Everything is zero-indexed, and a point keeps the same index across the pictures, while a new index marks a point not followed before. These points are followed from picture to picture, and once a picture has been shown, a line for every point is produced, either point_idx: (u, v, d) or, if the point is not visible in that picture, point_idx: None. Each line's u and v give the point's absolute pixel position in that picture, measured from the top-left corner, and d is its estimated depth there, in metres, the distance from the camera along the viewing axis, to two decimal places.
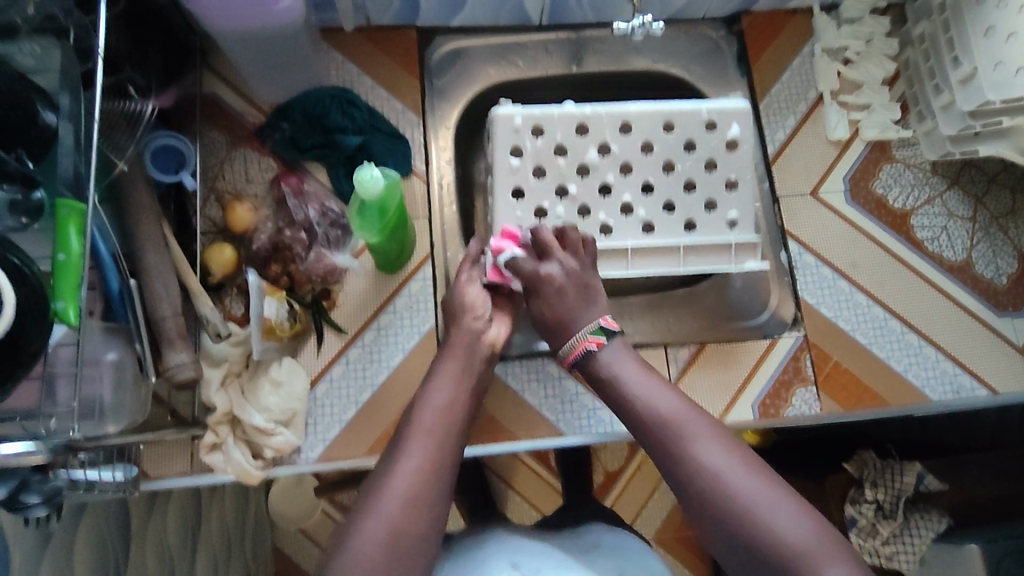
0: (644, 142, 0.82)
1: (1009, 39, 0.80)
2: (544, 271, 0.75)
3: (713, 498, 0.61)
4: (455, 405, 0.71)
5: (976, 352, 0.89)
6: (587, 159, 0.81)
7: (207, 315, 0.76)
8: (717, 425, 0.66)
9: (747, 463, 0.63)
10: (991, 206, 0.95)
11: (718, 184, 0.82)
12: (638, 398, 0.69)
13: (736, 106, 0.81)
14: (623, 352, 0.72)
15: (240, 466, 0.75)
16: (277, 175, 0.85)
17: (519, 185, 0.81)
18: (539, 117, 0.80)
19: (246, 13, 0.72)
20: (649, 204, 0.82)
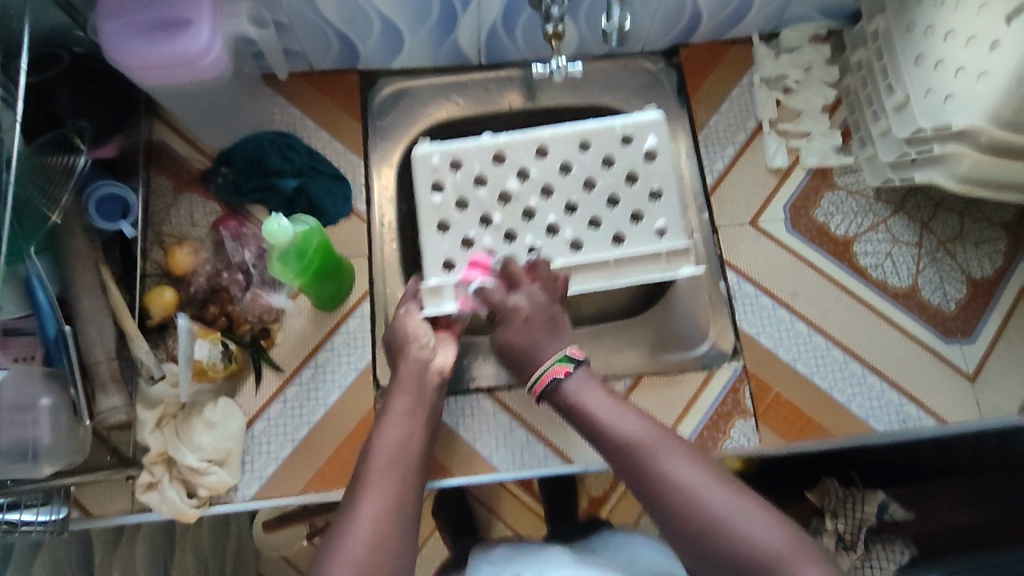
0: (561, 162, 0.85)
1: (938, 66, 0.79)
2: (512, 301, 0.78)
3: (687, 514, 0.62)
4: (412, 440, 0.72)
5: (922, 381, 0.88)
6: (507, 185, 0.85)
7: (141, 358, 0.78)
8: (680, 441, 0.68)
9: (711, 475, 0.65)
10: (938, 231, 0.93)
11: (641, 197, 0.84)
12: (605, 424, 0.70)
13: (649, 118, 0.84)
14: (588, 380, 0.74)
15: (174, 505, 0.77)
16: (218, 219, 0.87)
17: (444, 219, 0.84)
18: (456, 152, 0.84)
19: (165, 71, 0.73)
20: (575, 223, 0.84)
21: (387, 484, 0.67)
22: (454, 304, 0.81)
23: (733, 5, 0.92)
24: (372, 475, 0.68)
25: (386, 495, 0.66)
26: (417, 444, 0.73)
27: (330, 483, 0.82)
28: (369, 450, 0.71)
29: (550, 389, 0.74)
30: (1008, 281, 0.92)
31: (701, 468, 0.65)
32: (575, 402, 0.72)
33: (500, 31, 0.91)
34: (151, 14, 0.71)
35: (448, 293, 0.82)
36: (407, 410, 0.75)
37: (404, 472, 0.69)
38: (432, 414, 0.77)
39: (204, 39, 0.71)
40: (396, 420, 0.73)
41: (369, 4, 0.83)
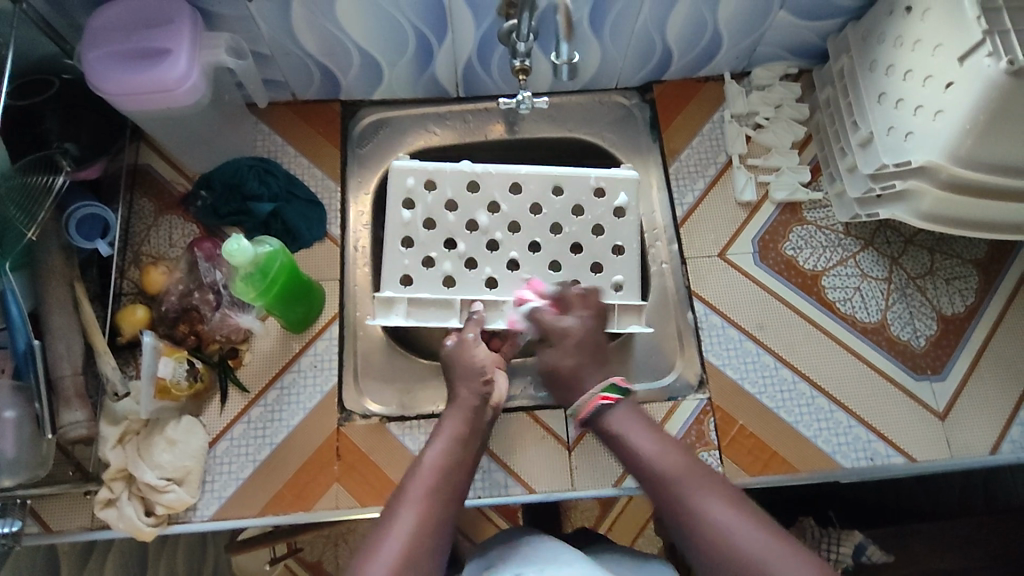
0: (532, 201, 0.87)
1: (899, 104, 0.81)
2: (565, 323, 0.77)
3: (723, 555, 0.62)
4: (461, 465, 0.71)
5: (891, 417, 0.87)
6: (475, 216, 0.87)
7: (107, 374, 0.80)
8: (721, 481, 0.67)
9: (754, 518, 0.63)
10: (907, 266, 0.94)
11: (603, 248, 0.88)
12: (648, 456, 0.69)
13: (624, 176, 0.87)
14: (630, 412, 0.72)
15: (131, 522, 0.77)
16: (194, 240, 0.89)
17: (409, 235, 0.86)
18: (432, 172, 0.86)
19: (142, 97, 0.76)
20: (534, 262, 0.87)
21: (428, 515, 0.65)
22: (404, 319, 0.83)
23: (702, 44, 0.94)
24: (410, 497, 0.66)
25: (426, 529, 0.64)
26: (467, 467, 0.72)
27: (289, 505, 0.81)
28: (409, 474, 0.69)
29: (595, 416, 0.72)
30: (979, 318, 0.91)
31: (746, 512, 0.64)
32: (616, 431, 0.71)
33: (475, 65, 0.94)
34: (134, 44, 0.75)
35: (400, 307, 0.84)
36: (462, 435, 0.72)
37: (445, 499, 0.67)
38: (481, 438, 0.75)
39: (181, 67, 0.75)
40: (444, 443, 0.71)
41: (347, 37, 0.86)
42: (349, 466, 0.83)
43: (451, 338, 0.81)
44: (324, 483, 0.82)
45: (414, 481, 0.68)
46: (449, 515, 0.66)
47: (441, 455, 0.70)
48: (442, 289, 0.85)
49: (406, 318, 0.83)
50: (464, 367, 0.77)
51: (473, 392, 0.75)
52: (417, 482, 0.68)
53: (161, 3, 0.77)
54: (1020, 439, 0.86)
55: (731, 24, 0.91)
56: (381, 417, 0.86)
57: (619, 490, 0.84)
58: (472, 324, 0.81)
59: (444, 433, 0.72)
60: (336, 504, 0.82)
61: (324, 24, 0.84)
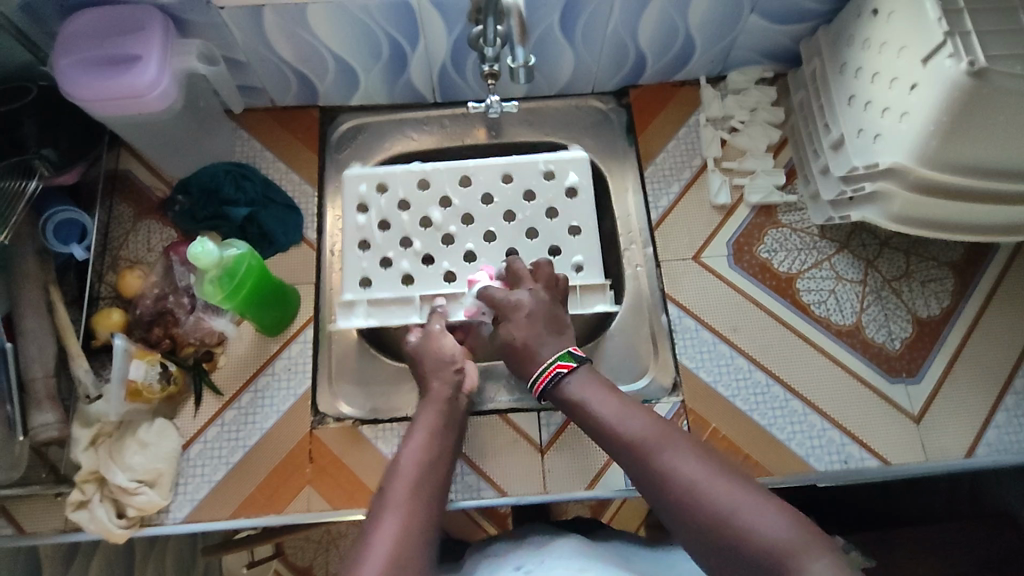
0: (482, 192, 0.89)
1: (866, 106, 0.81)
2: (515, 297, 0.78)
3: (690, 508, 0.61)
4: (440, 458, 0.71)
5: (865, 420, 0.87)
6: (428, 212, 0.88)
7: (80, 377, 0.80)
8: (685, 436, 0.66)
9: (718, 470, 0.62)
10: (883, 269, 0.93)
11: (557, 228, 0.87)
12: (610, 420, 0.69)
13: (572, 156, 0.88)
14: (591, 378, 0.73)
15: (102, 524, 0.78)
16: (170, 245, 0.90)
17: (366, 239, 0.87)
18: (383, 176, 0.88)
19: (114, 104, 0.78)
20: (491, 253, 0.87)
21: (417, 501, 0.66)
22: (364, 318, 0.83)
23: (675, 48, 0.95)
24: (394, 494, 0.66)
25: (420, 514, 0.65)
26: (445, 460, 0.72)
27: (261, 507, 0.82)
28: (391, 470, 0.69)
29: (553, 385, 0.74)
30: (955, 321, 0.91)
31: (710, 466, 0.63)
32: (578, 399, 0.72)
33: (450, 70, 0.95)
34: (104, 51, 0.76)
35: (360, 308, 0.84)
36: (437, 428, 0.73)
37: (434, 487, 0.68)
38: (458, 431, 0.75)
39: (151, 74, 0.76)
40: (426, 432, 0.72)
41: (321, 44, 0.88)
42: (321, 469, 0.84)
43: (415, 333, 0.81)
44: (296, 486, 0.83)
45: (404, 468, 0.69)
46: (434, 510, 0.66)
47: (424, 443, 0.71)
48: (401, 286, 0.85)
49: (367, 317, 0.83)
50: (433, 358, 0.78)
51: (446, 382, 0.76)
52: (408, 468, 0.69)
53: (133, 11, 0.78)
54: (995, 442, 0.86)
55: (702, 28, 0.91)
56: (354, 420, 0.86)
57: (591, 493, 0.83)
58: (434, 315, 0.82)
59: (420, 428, 0.73)
60: (308, 507, 0.82)
61: (297, 31, 0.85)
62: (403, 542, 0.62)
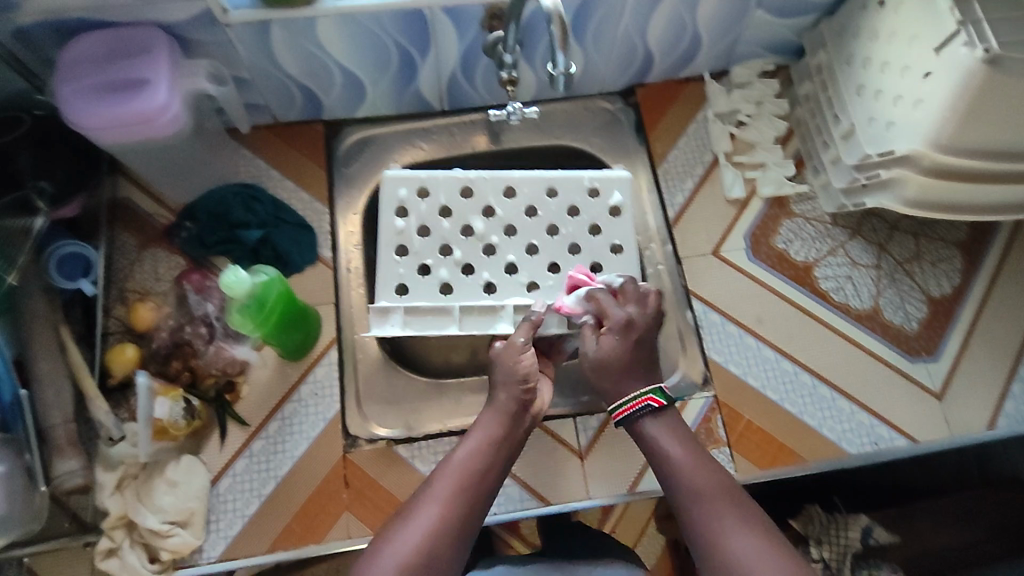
0: (526, 205, 0.87)
1: (878, 95, 0.83)
2: (624, 313, 0.75)
3: (732, 575, 0.62)
4: (487, 471, 0.69)
5: (892, 402, 0.89)
6: (470, 221, 0.86)
7: (100, 419, 0.76)
8: (750, 505, 0.67)
9: (771, 543, 0.63)
10: (895, 252, 0.96)
11: (601, 246, 0.85)
12: (680, 465, 0.70)
13: (617, 175, 0.87)
14: (672, 423, 0.73)
15: (135, 570, 0.74)
16: (181, 273, 0.86)
17: (403, 244, 0.84)
18: (424, 180, 0.85)
19: (120, 131, 0.74)
20: (532, 266, 0.85)
21: (450, 515, 0.65)
22: (401, 328, 0.80)
23: (682, 45, 0.95)
24: (421, 514, 0.65)
25: (452, 522, 0.65)
26: (495, 472, 0.70)
27: (298, 538, 0.79)
28: (428, 486, 0.68)
29: (633, 419, 0.74)
30: (966, 298, 0.94)
31: (767, 537, 0.64)
32: (652, 436, 0.73)
33: (459, 77, 0.93)
34: (108, 76, 0.72)
35: (396, 316, 0.81)
36: (491, 439, 0.71)
37: (476, 496, 0.67)
38: (517, 443, 0.73)
39: (162, 98, 0.73)
40: (478, 441, 0.71)
41: (328, 56, 0.85)
42: (358, 493, 0.81)
43: (501, 343, 0.78)
44: (333, 513, 0.80)
45: (443, 477, 0.68)
46: (464, 525, 0.65)
47: (473, 454, 0.70)
48: (440, 296, 0.83)
49: (403, 326, 0.80)
50: (504, 370, 0.75)
51: (513, 396, 0.74)
52: (447, 476, 0.68)
53: (136, 32, 0.75)
54: (1014, 413, 0.89)
55: (709, 24, 0.92)
56: (388, 440, 0.84)
57: (636, 494, 0.84)
58: (528, 325, 0.77)
59: (472, 437, 0.71)
60: (348, 533, 0.80)
61: (305, 45, 0.82)
62: (418, 563, 0.61)
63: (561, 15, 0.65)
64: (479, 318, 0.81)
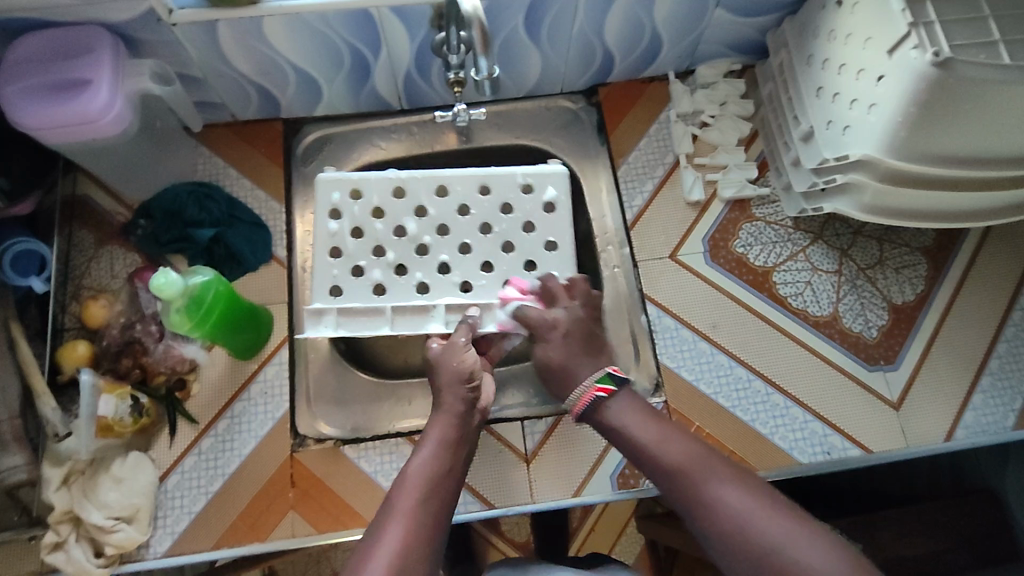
0: (458, 204, 0.86)
1: (835, 98, 0.81)
2: (551, 316, 0.77)
3: (736, 535, 0.59)
4: (449, 473, 0.68)
5: (847, 410, 0.87)
6: (403, 222, 0.85)
7: (47, 416, 0.78)
8: (731, 464, 0.65)
9: (759, 496, 0.61)
10: (857, 258, 0.94)
11: (535, 244, 0.85)
12: (652, 446, 0.68)
13: (552, 171, 0.86)
14: (631, 404, 0.72)
15: (80, 565, 0.75)
16: (135, 271, 0.87)
17: (337, 246, 0.85)
18: (356, 182, 0.85)
19: (64, 130, 0.75)
20: (466, 265, 0.84)
21: (421, 515, 0.63)
22: (334, 330, 0.81)
23: (643, 45, 0.94)
24: (395, 511, 0.63)
25: (422, 528, 0.62)
26: (455, 475, 0.69)
27: (243, 536, 0.80)
28: (395, 484, 0.66)
29: (593, 409, 0.72)
30: (929, 306, 0.92)
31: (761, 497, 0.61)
32: (615, 425, 0.71)
33: (415, 76, 0.93)
34: (51, 77, 0.73)
35: (329, 317, 0.81)
36: (447, 440, 0.70)
37: (439, 501, 0.65)
38: (467, 446, 0.72)
39: (102, 98, 0.74)
40: (436, 447, 0.69)
41: (280, 56, 0.85)
42: (304, 493, 0.82)
43: (436, 342, 0.78)
44: (279, 511, 0.81)
45: (407, 486, 0.65)
46: (438, 528, 0.63)
47: (434, 456, 0.68)
48: (373, 297, 0.83)
49: (336, 327, 0.81)
50: (449, 371, 0.74)
51: (459, 397, 0.73)
52: (408, 483, 0.66)
53: (80, 32, 0.75)
54: (973, 425, 0.87)
55: (668, 24, 0.90)
56: (336, 440, 0.85)
57: (579, 500, 0.84)
58: (465, 327, 0.78)
59: (429, 442, 0.70)
60: (292, 532, 0.80)
61: (256, 46, 0.82)
62: (404, 558, 0.59)
63: (481, 21, 0.67)
64: (412, 318, 0.82)
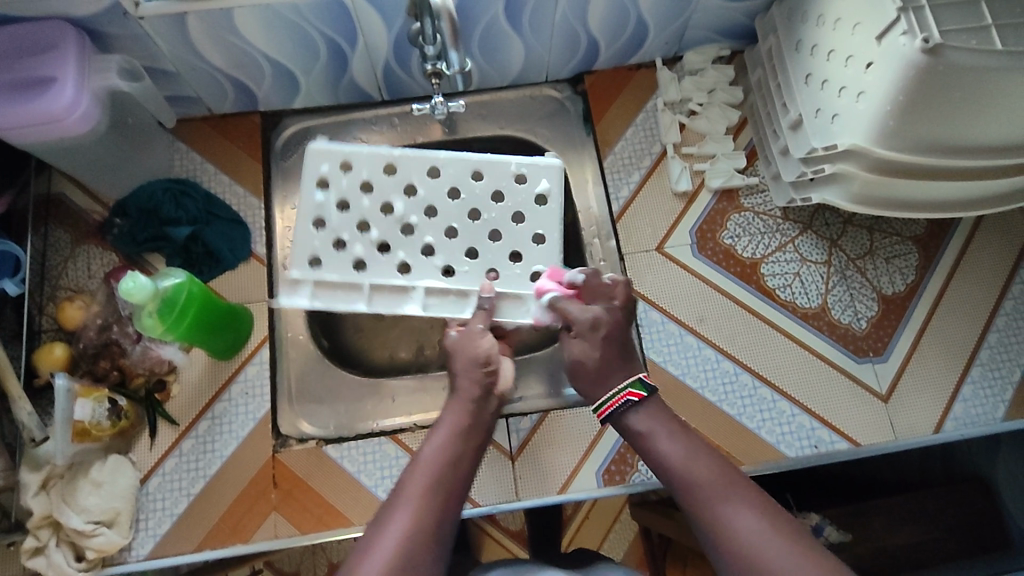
0: (450, 187, 0.82)
1: (824, 86, 0.78)
2: (591, 314, 0.72)
3: (746, 561, 0.59)
4: (462, 459, 0.66)
5: (835, 403, 0.86)
6: (391, 200, 0.81)
7: (23, 420, 0.76)
8: (750, 489, 0.63)
9: (775, 525, 0.60)
10: (847, 248, 0.92)
11: (523, 236, 0.81)
12: (674, 459, 0.66)
13: (547, 163, 0.81)
14: (655, 417, 0.69)
15: (61, 569, 0.75)
16: (111, 271, 0.86)
17: (322, 216, 0.81)
18: (347, 154, 0.81)
19: (29, 129, 0.74)
20: (450, 250, 0.81)
21: (430, 502, 0.62)
22: (308, 300, 0.79)
23: (628, 31, 0.91)
24: (407, 496, 0.62)
25: (432, 514, 0.61)
26: (469, 462, 0.67)
27: (226, 538, 0.79)
28: (414, 465, 0.65)
29: (617, 415, 0.70)
30: (920, 297, 0.91)
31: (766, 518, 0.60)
32: (643, 432, 0.69)
33: (395, 67, 0.90)
34: (15, 75, 0.72)
35: (306, 288, 0.79)
36: (463, 427, 0.68)
37: (452, 487, 0.64)
38: (485, 432, 0.70)
39: (68, 96, 0.72)
40: (450, 432, 0.68)
41: (253, 48, 0.82)
42: (286, 494, 0.81)
43: (455, 330, 0.75)
44: (261, 513, 0.80)
45: (419, 468, 0.65)
46: (446, 516, 0.62)
47: (448, 441, 0.67)
48: (352, 271, 0.80)
49: (311, 299, 0.79)
50: (465, 356, 0.71)
51: (476, 381, 0.70)
52: (421, 467, 0.65)
53: (44, 27, 0.73)
54: (963, 417, 0.86)
55: (654, 10, 0.88)
56: (318, 440, 0.84)
57: (565, 497, 0.83)
58: (480, 316, 0.76)
59: (444, 425, 0.68)
60: (275, 533, 0.80)
61: (228, 38, 0.80)
62: (409, 546, 0.59)
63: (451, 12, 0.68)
64: (390, 298, 0.80)
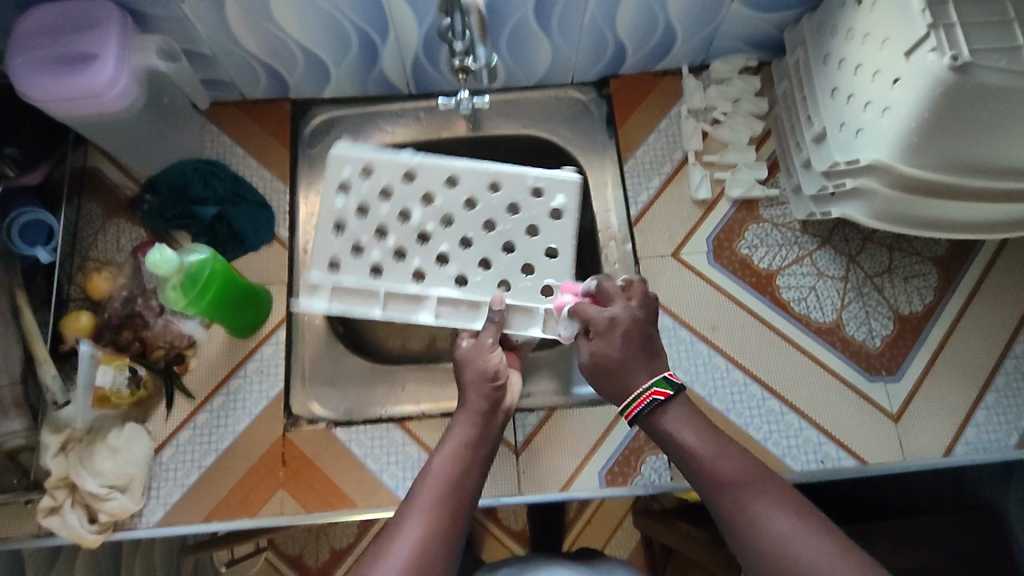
0: (467, 196, 0.82)
1: (850, 100, 0.78)
2: (609, 313, 0.73)
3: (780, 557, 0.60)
4: (472, 471, 0.68)
5: (845, 420, 0.86)
6: (409, 208, 0.82)
7: (47, 383, 0.80)
8: (782, 486, 0.65)
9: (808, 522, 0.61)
10: (865, 265, 0.92)
11: (536, 250, 0.82)
12: (704, 455, 0.67)
13: (565, 178, 0.81)
14: (683, 416, 0.70)
15: (74, 530, 0.77)
16: (138, 245, 0.88)
17: (341, 220, 0.82)
18: (369, 159, 0.82)
19: (70, 103, 0.77)
20: (464, 259, 0.82)
21: (439, 514, 0.63)
22: (325, 304, 0.79)
23: (656, 38, 0.92)
24: (417, 506, 0.64)
25: (442, 528, 0.63)
26: (477, 475, 0.69)
27: (233, 512, 0.81)
28: (424, 475, 0.67)
29: (645, 416, 0.71)
30: (938, 317, 0.90)
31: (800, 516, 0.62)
32: (671, 428, 0.69)
33: (424, 62, 0.92)
34: (57, 51, 0.74)
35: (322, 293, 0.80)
36: (471, 440, 0.69)
37: (460, 499, 0.65)
38: (491, 446, 0.71)
39: (108, 73, 0.75)
40: (459, 444, 0.69)
41: (287, 36, 0.84)
42: (294, 473, 0.83)
43: (465, 340, 0.76)
44: (268, 489, 0.82)
45: (429, 480, 0.66)
46: (454, 529, 0.63)
47: (456, 453, 0.68)
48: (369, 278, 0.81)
49: (328, 303, 0.80)
50: (475, 369, 0.73)
51: (484, 394, 0.72)
52: (431, 479, 0.66)
53: (92, 7, 0.76)
54: (974, 441, 0.84)
55: (682, 17, 0.88)
56: (329, 422, 0.86)
57: (566, 495, 0.84)
58: (490, 326, 0.76)
59: (453, 437, 0.70)
60: (281, 510, 0.81)
61: (264, 24, 0.82)
62: (420, 555, 0.60)
63: None
64: (403, 305, 0.81)
